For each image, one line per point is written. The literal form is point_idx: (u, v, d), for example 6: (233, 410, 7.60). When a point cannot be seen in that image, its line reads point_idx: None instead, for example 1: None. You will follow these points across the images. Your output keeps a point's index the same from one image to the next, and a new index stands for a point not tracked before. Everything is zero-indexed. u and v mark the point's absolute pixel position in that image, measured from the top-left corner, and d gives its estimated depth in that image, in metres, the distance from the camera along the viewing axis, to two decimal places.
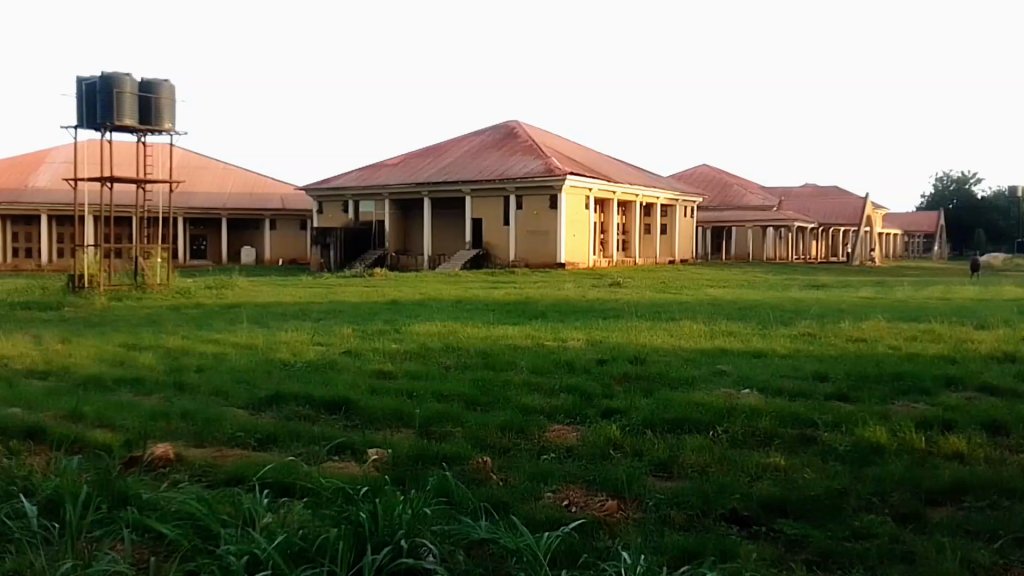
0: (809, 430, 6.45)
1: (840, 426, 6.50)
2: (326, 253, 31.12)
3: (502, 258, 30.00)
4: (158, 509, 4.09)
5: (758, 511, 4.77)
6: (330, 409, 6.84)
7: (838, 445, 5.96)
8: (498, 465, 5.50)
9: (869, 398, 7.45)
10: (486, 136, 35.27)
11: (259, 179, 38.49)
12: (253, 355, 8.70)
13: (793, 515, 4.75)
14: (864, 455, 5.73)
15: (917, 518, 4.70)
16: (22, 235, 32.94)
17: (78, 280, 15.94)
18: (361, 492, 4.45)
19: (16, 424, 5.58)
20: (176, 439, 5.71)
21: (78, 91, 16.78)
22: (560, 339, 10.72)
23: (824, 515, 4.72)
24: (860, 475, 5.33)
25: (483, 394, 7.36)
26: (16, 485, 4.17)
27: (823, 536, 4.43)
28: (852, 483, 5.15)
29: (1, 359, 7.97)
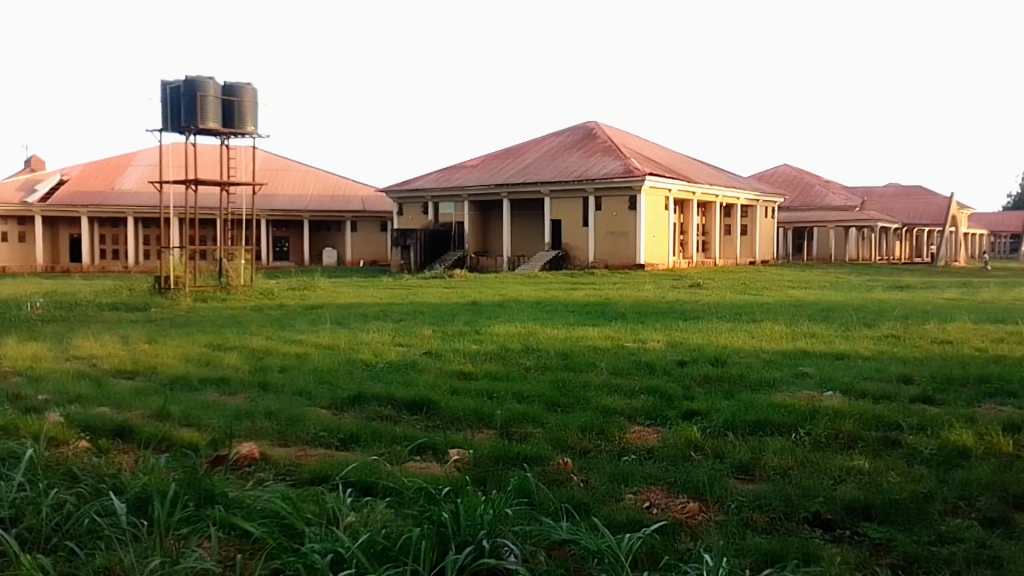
0: (892, 432, 6.06)
1: (925, 429, 6.10)
2: (407, 254, 31.54)
3: (580, 259, 29.78)
4: (244, 507, 4.11)
5: (842, 514, 4.47)
6: (411, 408, 6.83)
7: (924, 448, 5.56)
8: (579, 466, 5.36)
9: (956, 400, 6.99)
10: (564, 137, 35.17)
11: (338, 182, 39.40)
12: (335, 356, 8.81)
13: (878, 519, 4.43)
14: (949, 458, 5.34)
15: (1007, 523, 4.31)
16: (109, 236, 34.67)
17: (165, 280, 16.56)
18: (442, 492, 4.37)
19: (104, 423, 5.71)
20: (260, 439, 5.77)
21: (163, 95, 17.40)
22: (639, 339, 10.52)
23: (911, 519, 4.39)
24: (946, 478, 4.96)
25: (563, 395, 7.23)
26: (105, 482, 4.24)
27: (910, 539, 4.12)
28: (938, 486, 4.79)
29: (91, 359, 8.28)
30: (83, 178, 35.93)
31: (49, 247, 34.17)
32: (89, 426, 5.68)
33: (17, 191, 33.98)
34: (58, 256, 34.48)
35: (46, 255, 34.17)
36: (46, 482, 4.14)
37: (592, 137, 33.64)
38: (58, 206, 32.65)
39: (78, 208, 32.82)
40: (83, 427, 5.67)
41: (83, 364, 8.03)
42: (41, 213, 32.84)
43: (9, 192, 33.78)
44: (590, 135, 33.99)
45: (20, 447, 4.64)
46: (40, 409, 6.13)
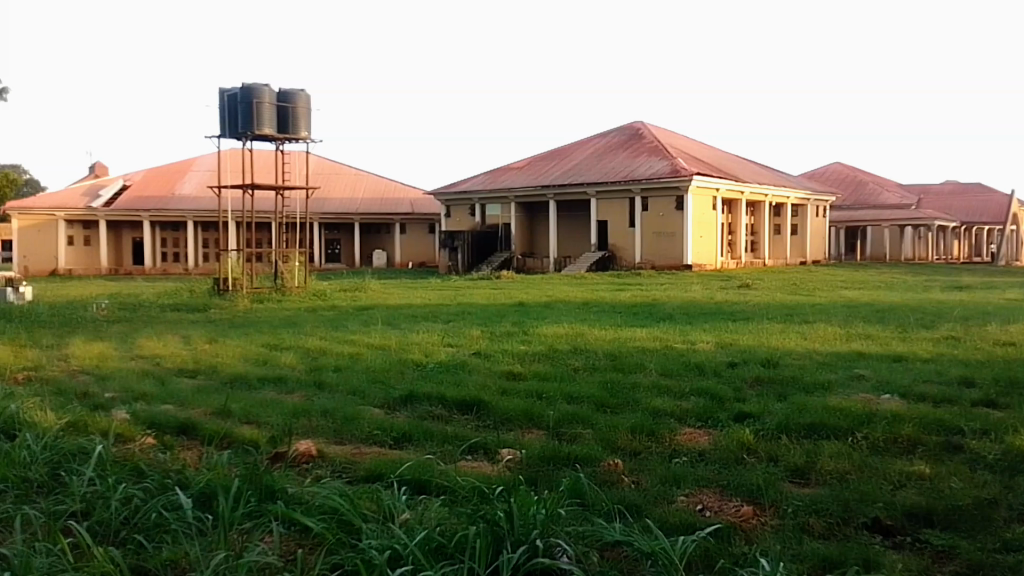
0: (954, 437, 5.91)
1: (989, 433, 5.94)
2: (454, 255, 31.79)
3: (627, 260, 29.61)
4: (303, 503, 4.21)
5: (903, 520, 4.37)
6: (462, 408, 6.90)
7: (988, 453, 5.41)
8: (629, 467, 5.34)
9: (1021, 404, 6.77)
10: (610, 138, 35.02)
11: (387, 185, 39.87)
12: (386, 356, 8.93)
13: (940, 526, 4.33)
14: (1016, 464, 5.18)
15: None
16: (171, 240, 35.70)
17: (223, 282, 17.00)
18: (495, 491, 4.40)
19: (169, 420, 5.90)
20: (316, 436, 5.90)
21: (221, 102, 17.84)
22: (688, 340, 10.44)
23: (974, 525, 4.28)
24: (1012, 485, 4.81)
25: (613, 396, 7.22)
26: (172, 477, 4.37)
27: (974, 546, 4.02)
28: (1003, 493, 4.66)
29: (155, 358, 8.55)
30: (145, 184, 37.06)
31: (113, 250, 35.32)
32: (154, 423, 5.87)
33: (83, 196, 35.19)
34: (122, 259, 35.63)
35: (111, 258, 35.34)
36: (114, 476, 4.27)
37: (638, 137, 33.44)
38: (121, 211, 33.70)
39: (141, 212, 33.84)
40: (148, 424, 5.86)
41: (146, 363, 8.29)
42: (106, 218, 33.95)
43: (75, 197, 35.00)
44: (636, 135, 33.79)
45: (89, 442, 4.80)
46: (108, 406, 6.35)
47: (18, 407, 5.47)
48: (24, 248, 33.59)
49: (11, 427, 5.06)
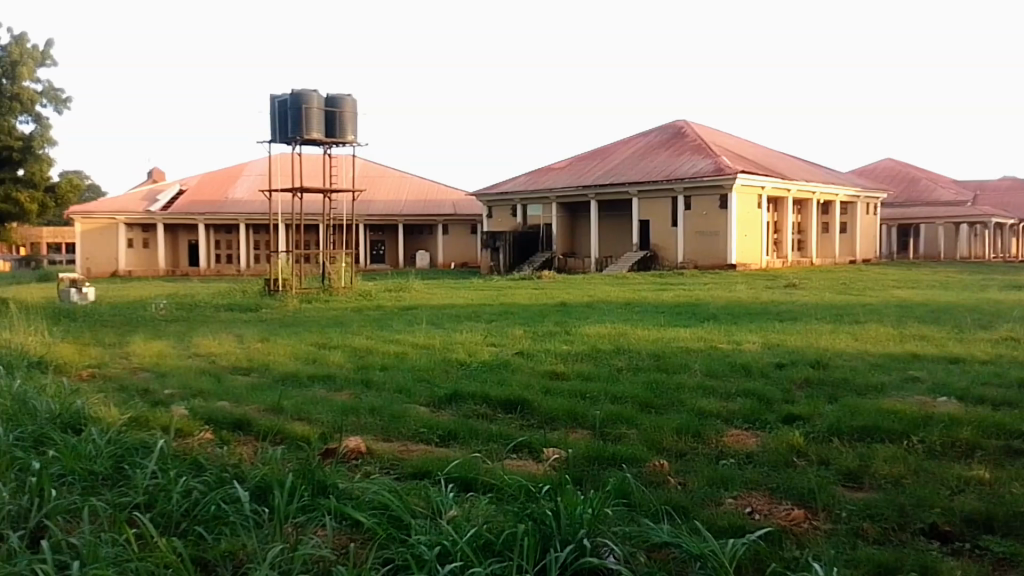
0: (1015, 441, 5.76)
1: None
2: (496, 256, 31.96)
3: (669, 259, 29.39)
4: (354, 499, 4.31)
5: (961, 526, 4.30)
6: (506, 407, 6.96)
7: None
8: (675, 468, 5.34)
9: None
10: (653, 137, 34.78)
11: (429, 186, 40.19)
12: (433, 355, 9.04)
13: (1001, 532, 4.25)
14: None
15: None
16: (224, 242, 36.53)
17: (273, 283, 17.35)
18: (542, 490, 4.45)
19: (225, 416, 6.08)
20: (365, 434, 6.01)
21: (271, 108, 18.21)
22: (735, 341, 10.35)
23: None
24: None
25: (658, 397, 7.20)
26: (229, 472, 4.52)
27: None
28: None
29: (211, 356, 8.80)
30: (198, 188, 37.96)
31: (169, 252, 36.29)
32: (211, 419, 6.05)
33: (142, 200, 36.17)
34: (176, 261, 36.55)
35: (166, 260, 36.29)
36: (175, 470, 4.42)
37: (681, 136, 33.16)
38: (178, 214, 34.58)
39: (196, 215, 34.69)
40: (206, 419, 6.05)
41: (202, 361, 8.52)
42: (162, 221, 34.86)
43: (133, 201, 35.99)
44: (679, 134, 33.50)
45: (150, 437, 4.97)
46: (167, 402, 6.57)
47: (83, 403, 5.69)
48: (85, 250, 34.63)
49: (77, 421, 5.26)
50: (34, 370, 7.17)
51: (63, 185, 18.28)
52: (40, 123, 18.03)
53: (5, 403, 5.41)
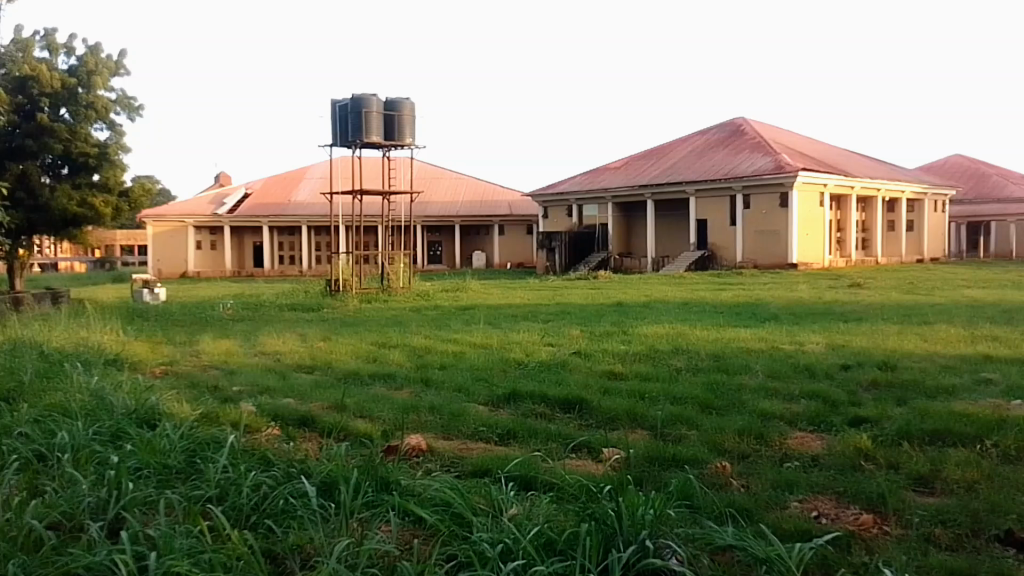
0: None
1: None
2: (552, 256, 31.98)
3: (728, 259, 28.92)
4: (416, 494, 4.37)
5: None
6: (565, 407, 6.94)
7: None
8: (738, 470, 5.25)
9: None
10: (710, 135, 34.30)
11: (485, 187, 40.41)
12: (491, 355, 9.07)
13: None
14: None
15: None
16: (287, 244, 37.39)
17: (334, 283, 17.68)
18: (603, 491, 4.43)
19: (291, 413, 6.22)
20: (425, 431, 6.08)
21: (333, 113, 18.56)
22: (797, 341, 10.12)
23: None
24: None
25: (719, 398, 7.09)
26: (295, 467, 4.63)
27: None
28: None
29: (276, 354, 9.03)
30: (262, 191, 38.92)
31: (236, 253, 37.37)
32: (278, 415, 6.20)
33: (209, 203, 37.27)
34: (242, 262, 37.56)
35: (232, 261, 37.32)
36: (245, 465, 4.55)
37: (740, 133, 32.62)
38: (244, 217, 35.51)
39: (261, 218, 35.62)
40: (273, 416, 6.21)
41: (268, 359, 8.74)
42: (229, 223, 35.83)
43: (201, 204, 37.11)
44: (738, 132, 32.94)
45: (221, 433, 5.12)
46: (235, 399, 6.76)
47: (157, 399, 5.90)
48: (157, 252, 35.85)
49: (152, 417, 5.45)
50: (111, 367, 7.44)
51: (135, 189, 18.94)
52: (114, 130, 18.72)
53: (84, 399, 5.64)
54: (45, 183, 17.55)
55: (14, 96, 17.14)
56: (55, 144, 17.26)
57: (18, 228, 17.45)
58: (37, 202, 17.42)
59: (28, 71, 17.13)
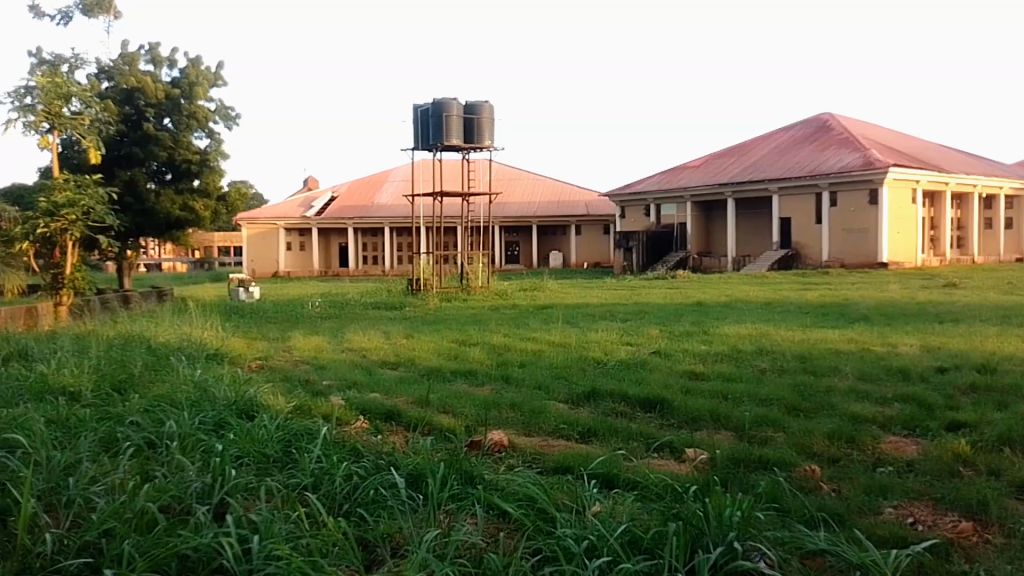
0: None
1: None
2: (630, 255, 31.73)
3: (813, 258, 28.05)
4: (500, 489, 4.44)
5: None
6: (646, 407, 6.89)
7: None
8: (828, 474, 5.10)
9: None
10: (794, 132, 33.36)
11: (562, 187, 40.40)
12: (571, 353, 9.08)
13: None
14: None
15: None
16: (370, 244, 38.32)
17: (415, 283, 18.06)
18: (690, 491, 4.38)
19: (378, 407, 6.40)
20: (508, 427, 6.15)
21: (415, 117, 18.93)
22: (889, 343, 9.73)
23: None
24: None
25: (805, 400, 6.89)
26: (384, 458, 4.77)
27: None
28: None
29: (362, 350, 9.28)
30: (346, 194, 39.94)
31: (322, 254, 38.55)
32: (365, 409, 6.38)
33: (298, 206, 38.51)
34: (329, 262, 38.67)
35: (320, 261, 38.47)
36: (337, 456, 4.71)
37: (826, 129, 31.61)
38: (330, 219, 36.73)
39: (345, 219, 36.62)
40: (361, 409, 6.39)
41: (355, 354, 9.01)
42: (317, 225, 36.95)
43: (291, 207, 38.37)
44: (824, 128, 31.92)
45: (314, 425, 5.32)
46: (325, 392, 6.99)
47: (255, 392, 6.18)
48: (250, 253, 37.34)
49: (251, 408, 5.71)
50: (212, 361, 7.82)
51: (232, 194, 19.84)
52: (213, 137, 19.59)
53: (189, 391, 5.95)
54: (150, 189, 18.41)
55: (122, 107, 18.09)
56: (161, 152, 18.17)
57: (127, 231, 18.40)
58: (143, 206, 18.32)
59: (134, 83, 18.01)
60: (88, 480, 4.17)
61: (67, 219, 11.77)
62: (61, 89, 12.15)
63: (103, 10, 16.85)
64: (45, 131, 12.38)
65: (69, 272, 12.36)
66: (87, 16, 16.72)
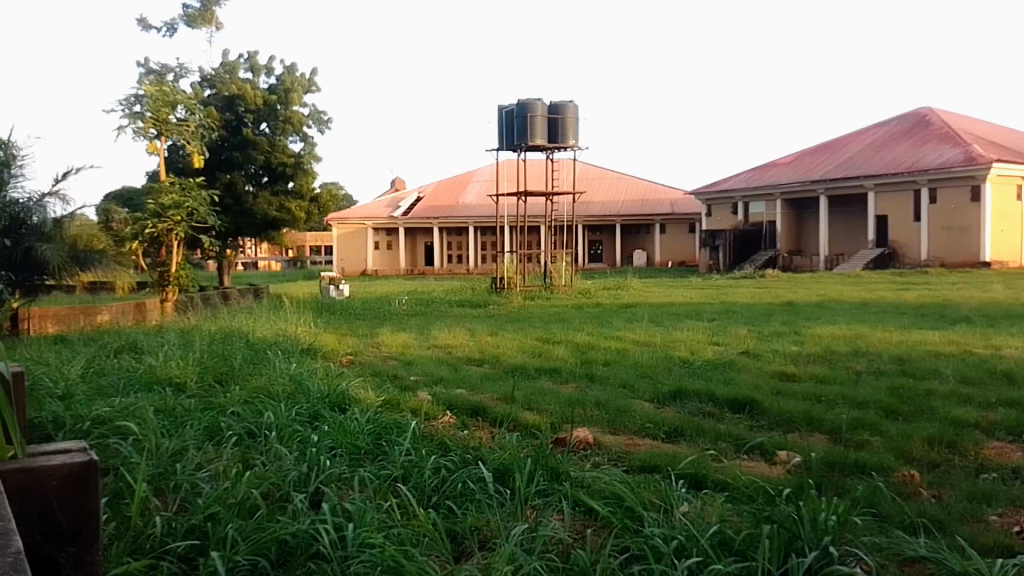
0: None
1: None
2: (715, 254, 31.05)
3: (910, 258, 26.78)
4: (587, 486, 4.44)
5: None
6: (734, 407, 6.75)
7: None
8: (928, 480, 4.87)
9: None
10: (890, 127, 31.98)
11: (647, 185, 39.92)
12: (656, 353, 8.97)
13: None
14: None
15: None
16: (455, 244, 38.87)
17: (499, 282, 18.19)
18: (783, 494, 4.26)
19: (464, 403, 6.50)
20: (593, 425, 6.13)
21: (500, 119, 19.10)
22: (993, 345, 9.22)
23: None
24: None
25: (904, 403, 6.60)
26: (471, 453, 4.84)
27: None
28: None
29: (448, 347, 9.43)
30: (431, 195, 40.63)
31: (409, 253, 39.35)
32: (452, 404, 6.50)
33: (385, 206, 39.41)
34: (415, 261, 39.43)
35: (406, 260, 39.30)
36: (426, 449, 4.82)
37: (925, 124, 30.17)
38: (416, 219, 37.46)
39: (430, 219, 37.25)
40: (447, 404, 6.51)
41: (441, 351, 9.17)
42: (404, 224, 37.74)
43: (379, 207, 39.34)
44: (923, 123, 30.46)
45: (404, 420, 5.45)
46: (413, 387, 7.16)
47: (347, 386, 6.37)
48: (340, 252, 38.55)
49: (343, 401, 5.91)
50: (307, 355, 8.11)
51: (324, 195, 20.51)
52: (307, 141, 20.28)
53: (286, 384, 6.20)
54: (248, 191, 19.23)
55: (223, 113, 18.90)
56: (258, 155, 18.92)
57: (227, 231, 19.26)
58: (242, 208, 19.18)
59: (235, 90, 18.85)
60: (194, 467, 4.40)
61: (173, 220, 12.54)
62: (168, 97, 12.87)
63: (205, 22, 17.67)
64: (153, 136, 13.09)
65: (174, 270, 13.09)
66: (191, 28, 17.60)
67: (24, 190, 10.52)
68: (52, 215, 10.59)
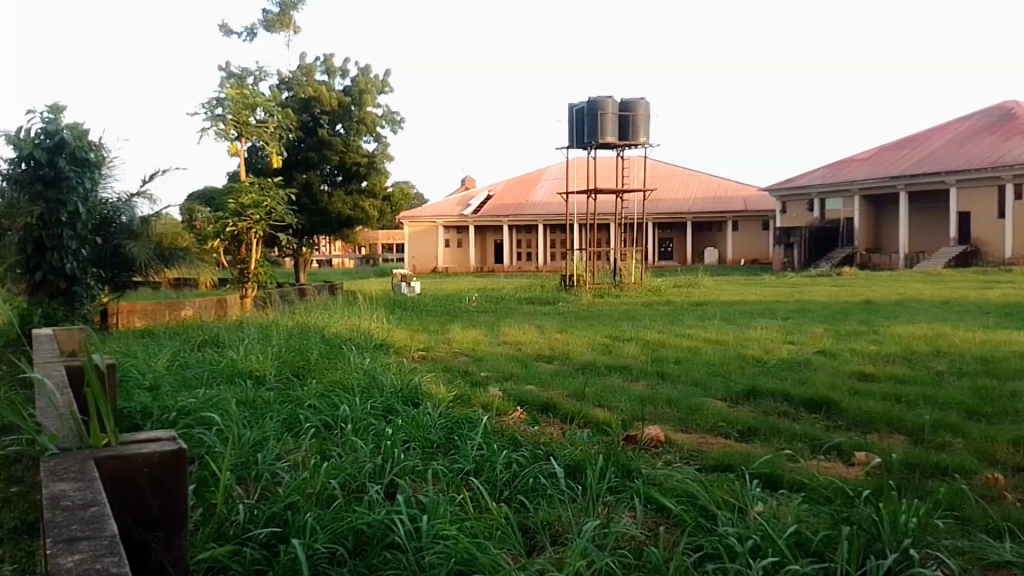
0: None
1: None
2: (790, 252, 30.24)
3: (996, 255, 25.56)
4: (658, 483, 4.41)
5: None
6: (811, 407, 6.58)
7: None
8: (1015, 483, 4.65)
9: None
10: (975, 119, 30.56)
11: (719, 182, 39.18)
12: (729, 351, 8.81)
13: None
14: None
15: None
16: (524, 242, 38.99)
17: (568, 280, 18.16)
18: (862, 495, 4.14)
19: (534, 399, 6.52)
20: (664, 423, 6.06)
21: (571, 117, 19.08)
22: None
23: None
24: None
25: (989, 405, 6.31)
26: (541, 449, 4.85)
27: None
28: None
29: (517, 344, 9.47)
30: (500, 193, 40.84)
31: (478, 251, 39.67)
32: (523, 400, 6.53)
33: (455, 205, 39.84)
34: (484, 259, 39.72)
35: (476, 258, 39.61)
36: (497, 444, 4.87)
37: (1013, 116, 28.72)
38: (484, 218, 37.73)
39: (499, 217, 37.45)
40: (518, 400, 6.55)
41: (511, 348, 9.22)
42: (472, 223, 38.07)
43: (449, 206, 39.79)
44: (1011, 114, 29.01)
45: (475, 415, 5.51)
46: (483, 382, 7.23)
47: (419, 381, 6.48)
48: (411, 251, 39.20)
49: (416, 396, 6.01)
50: (380, 351, 8.27)
51: (397, 194, 20.86)
52: (380, 141, 20.66)
53: (360, 378, 6.34)
54: (324, 190, 19.71)
55: (300, 115, 19.46)
56: (333, 155, 19.37)
57: (303, 229, 19.78)
58: (317, 206, 19.66)
59: (311, 92, 19.37)
60: (274, 457, 4.55)
61: (252, 219, 13.04)
62: (248, 100, 13.33)
63: (284, 26, 18.20)
64: (234, 138, 13.58)
65: (253, 266, 13.63)
66: (270, 32, 18.16)
67: (113, 190, 11.06)
68: (139, 214, 11.09)
